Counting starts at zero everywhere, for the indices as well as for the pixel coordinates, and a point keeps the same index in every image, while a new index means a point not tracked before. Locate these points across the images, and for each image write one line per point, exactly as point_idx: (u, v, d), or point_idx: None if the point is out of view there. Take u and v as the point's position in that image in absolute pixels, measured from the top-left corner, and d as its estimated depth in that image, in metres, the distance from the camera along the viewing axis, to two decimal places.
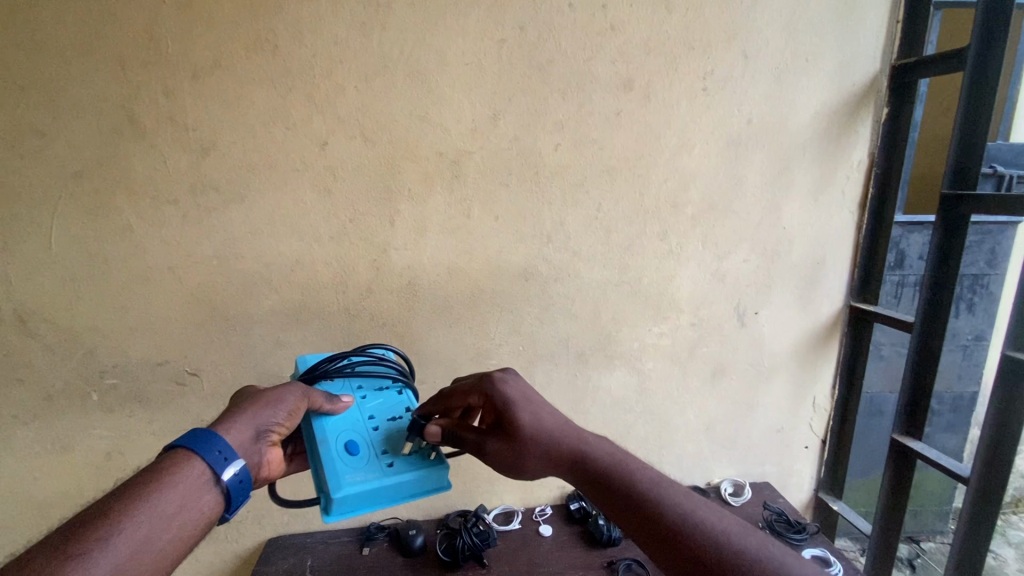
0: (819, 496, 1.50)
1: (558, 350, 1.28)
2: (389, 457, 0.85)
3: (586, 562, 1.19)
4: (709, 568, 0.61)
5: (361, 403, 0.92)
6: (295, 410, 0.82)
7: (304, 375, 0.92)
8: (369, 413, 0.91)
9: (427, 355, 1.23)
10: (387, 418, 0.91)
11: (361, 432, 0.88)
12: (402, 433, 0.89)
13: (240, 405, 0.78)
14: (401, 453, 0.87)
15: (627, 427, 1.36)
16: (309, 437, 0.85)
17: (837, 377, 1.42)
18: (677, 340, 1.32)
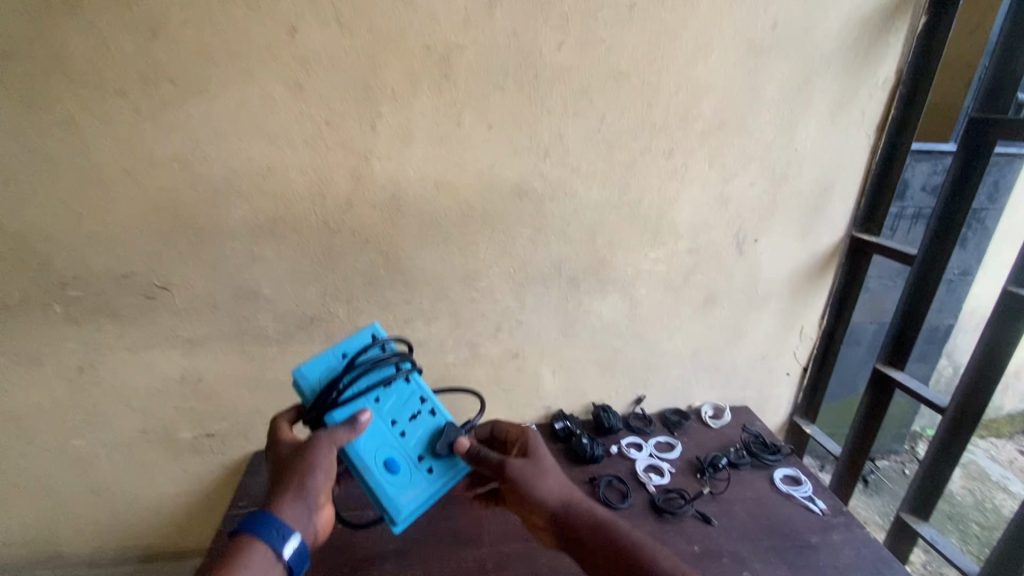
0: (793, 420, 1.55)
1: (550, 273, 1.23)
2: (426, 462, 0.87)
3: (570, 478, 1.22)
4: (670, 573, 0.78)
5: (378, 405, 0.87)
6: (331, 465, 0.78)
7: (312, 406, 0.80)
8: (390, 417, 0.88)
9: (414, 274, 1.17)
10: (409, 416, 0.89)
11: (394, 444, 0.86)
12: (431, 433, 0.89)
13: (282, 478, 0.76)
14: (434, 453, 0.88)
15: (615, 351, 1.35)
16: (345, 461, 0.83)
17: (827, 307, 1.41)
18: (674, 267, 1.27)
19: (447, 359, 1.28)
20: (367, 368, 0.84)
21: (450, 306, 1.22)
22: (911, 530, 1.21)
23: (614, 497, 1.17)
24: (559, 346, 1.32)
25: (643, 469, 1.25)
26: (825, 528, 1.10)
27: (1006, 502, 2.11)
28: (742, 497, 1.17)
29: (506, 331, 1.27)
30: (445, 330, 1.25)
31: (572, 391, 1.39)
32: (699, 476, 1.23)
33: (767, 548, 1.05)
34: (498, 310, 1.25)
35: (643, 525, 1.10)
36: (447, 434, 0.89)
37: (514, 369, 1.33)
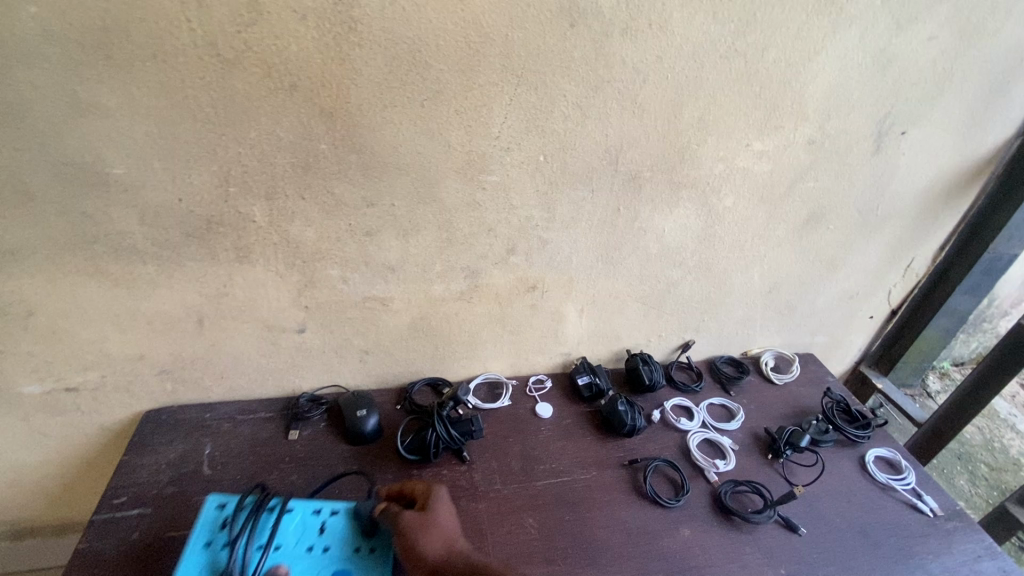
0: (858, 370, 1.25)
1: (602, 167, 0.78)
2: (364, 544, 0.67)
3: (601, 460, 0.88)
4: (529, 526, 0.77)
5: (285, 553, 0.64)
6: None
7: None
8: (304, 547, 0.65)
9: (381, 155, 0.70)
10: (317, 531, 0.67)
11: (323, 562, 0.64)
12: (347, 516, 0.68)
13: None
14: (368, 530, 0.67)
15: (670, 285, 0.96)
16: None
17: (952, 234, 1.04)
18: (781, 167, 0.84)
19: (433, 291, 0.86)
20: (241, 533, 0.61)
21: (441, 211, 0.77)
22: (1015, 523, 0.96)
23: (665, 490, 0.85)
24: (597, 275, 0.91)
25: (698, 446, 0.92)
26: (942, 537, 0.82)
27: (1012, 440, 1.95)
28: (831, 492, 0.87)
29: (523, 252, 0.85)
30: (431, 248, 0.80)
31: (603, 335, 1.01)
32: (772, 459, 0.91)
33: (874, 569, 0.76)
34: (514, 222, 0.80)
35: (707, 535, 0.79)
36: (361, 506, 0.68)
37: (528, 306, 0.92)
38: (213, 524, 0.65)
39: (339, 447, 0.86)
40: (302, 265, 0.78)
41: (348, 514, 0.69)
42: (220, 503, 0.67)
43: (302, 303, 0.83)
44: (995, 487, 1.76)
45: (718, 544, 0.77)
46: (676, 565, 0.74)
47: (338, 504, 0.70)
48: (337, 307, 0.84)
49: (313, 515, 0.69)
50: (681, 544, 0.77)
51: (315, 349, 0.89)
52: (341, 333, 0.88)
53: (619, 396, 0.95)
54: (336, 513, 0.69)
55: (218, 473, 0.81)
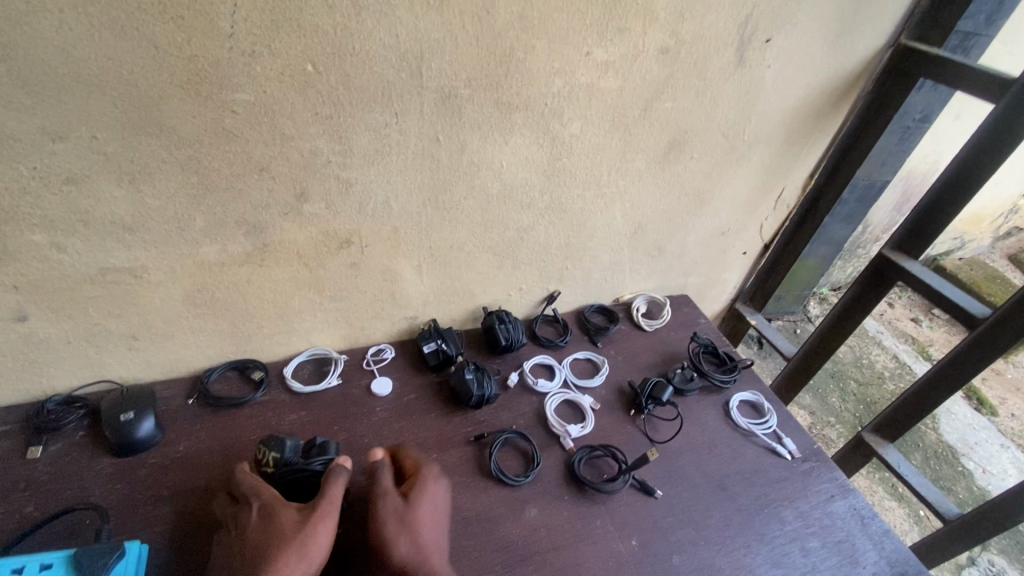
0: (735, 307, 1.21)
1: (401, 80, 0.59)
2: None
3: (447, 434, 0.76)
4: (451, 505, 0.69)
5: None
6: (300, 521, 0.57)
7: None
8: None
9: (50, 64, 0.48)
10: None
11: None
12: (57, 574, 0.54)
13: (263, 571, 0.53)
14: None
15: (522, 231, 0.82)
16: None
17: (822, 159, 0.97)
18: (633, 83, 0.70)
19: (203, 254, 0.65)
20: None
21: (180, 146, 0.56)
22: (869, 450, 0.98)
23: (513, 466, 0.74)
24: (430, 224, 0.75)
25: (555, 410, 0.83)
26: (797, 480, 0.79)
27: (878, 356, 2.10)
28: (693, 445, 0.81)
29: (320, 198, 0.66)
30: (180, 198, 0.60)
31: (451, 293, 0.86)
32: (634, 416, 0.83)
33: (725, 524, 0.72)
34: (294, 158, 0.61)
35: (555, 513, 0.70)
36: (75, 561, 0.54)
37: (347, 267, 0.75)
38: None
39: (101, 461, 0.67)
40: None
41: (65, 563, 0.54)
42: None
43: (5, 283, 0.60)
44: (861, 401, 1.90)
45: (567, 523, 0.69)
46: (515, 555, 0.64)
47: (53, 554, 0.55)
48: (63, 283, 0.62)
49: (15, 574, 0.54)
50: (525, 528, 0.67)
51: (53, 341, 0.67)
52: (86, 318, 0.66)
53: (466, 362, 0.82)
54: (47, 568, 0.54)
55: None
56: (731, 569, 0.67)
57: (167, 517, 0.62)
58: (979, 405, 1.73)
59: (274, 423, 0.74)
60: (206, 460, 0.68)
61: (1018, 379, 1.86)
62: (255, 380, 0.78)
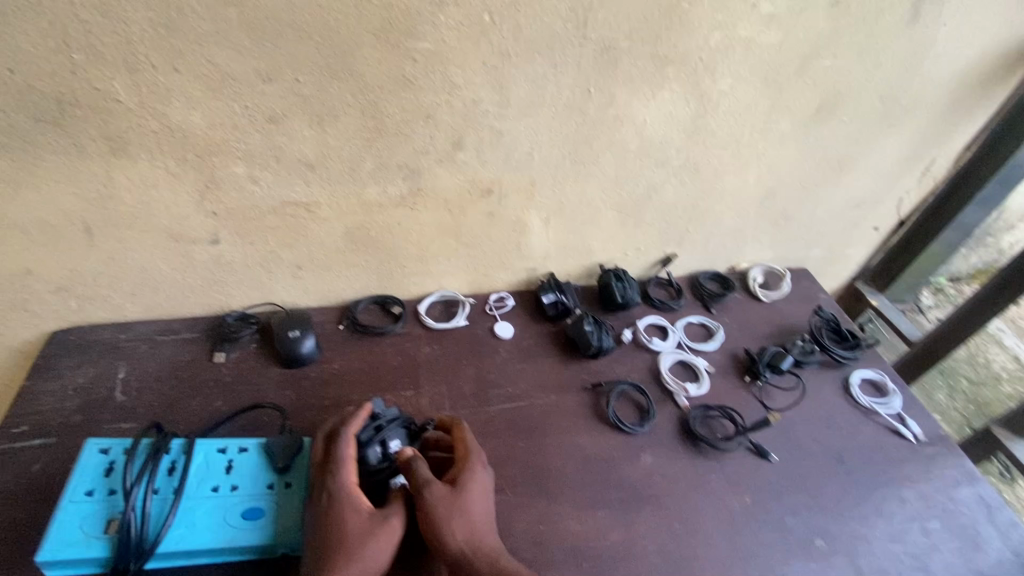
0: (853, 286, 1.15)
1: (566, 32, 0.61)
2: (275, 478, 0.62)
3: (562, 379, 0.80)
4: (575, 444, 0.73)
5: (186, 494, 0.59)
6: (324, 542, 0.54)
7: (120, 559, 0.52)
8: (213, 483, 0.60)
9: (272, 11, 0.54)
10: (225, 470, 0.61)
11: (228, 501, 0.59)
12: (256, 457, 0.63)
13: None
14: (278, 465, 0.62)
15: (651, 190, 0.82)
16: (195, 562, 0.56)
17: (986, 128, 0.89)
18: (794, 39, 0.67)
19: (366, 194, 0.72)
20: (131, 461, 0.56)
21: (363, 91, 0.61)
22: (996, 445, 0.93)
23: (628, 416, 0.77)
24: (566, 178, 0.77)
25: (669, 369, 0.84)
26: (920, 463, 0.77)
27: (997, 356, 1.92)
28: (810, 417, 0.80)
29: (472, 147, 0.70)
30: (355, 140, 0.66)
31: (572, 248, 0.89)
32: (749, 382, 0.84)
33: (843, 495, 0.72)
34: (457, 106, 0.65)
35: (668, 463, 0.72)
36: (272, 446, 0.63)
37: (485, 215, 0.79)
38: (96, 469, 0.58)
39: (271, 371, 0.77)
40: (197, 161, 0.64)
41: (260, 450, 0.64)
42: (102, 448, 0.61)
43: (209, 209, 0.69)
44: (970, 399, 1.80)
45: (681, 473, 0.71)
46: (630, 495, 0.68)
47: (247, 441, 0.65)
48: (251, 212, 0.71)
49: (218, 454, 0.63)
50: (640, 471, 0.71)
51: (237, 263, 0.77)
52: (264, 246, 0.75)
53: (585, 316, 0.85)
54: (244, 450, 0.63)
55: (132, 400, 0.72)
56: (848, 537, 0.67)
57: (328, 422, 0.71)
58: None
59: (411, 354, 0.81)
60: (355, 379, 0.77)
61: None
62: (394, 314, 0.85)
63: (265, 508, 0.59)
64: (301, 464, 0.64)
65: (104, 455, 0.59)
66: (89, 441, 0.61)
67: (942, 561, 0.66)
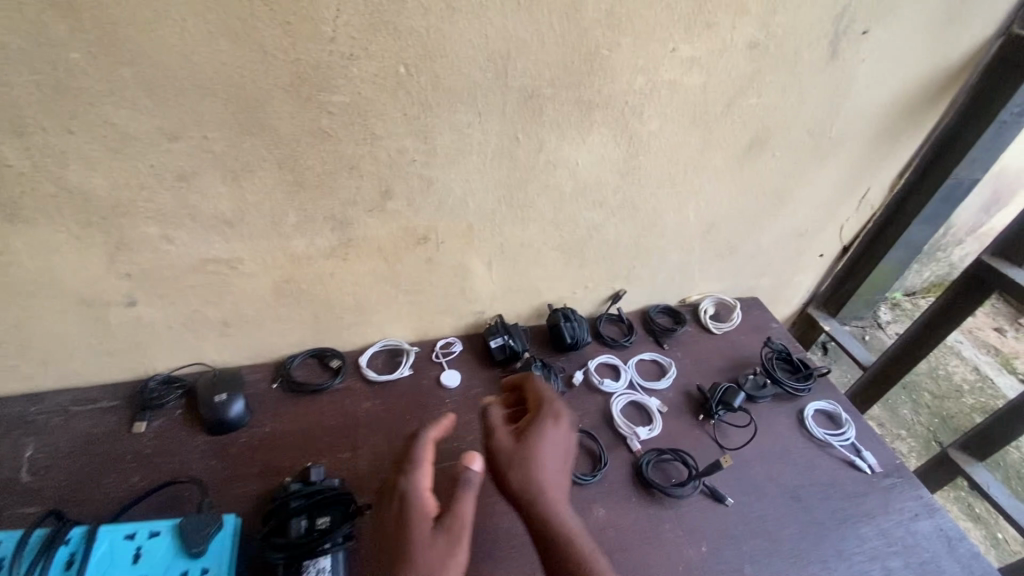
0: (806, 312, 1.16)
1: (487, 81, 0.60)
2: (188, 565, 0.57)
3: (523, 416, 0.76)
4: None
5: None
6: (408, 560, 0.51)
7: None
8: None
9: (172, 70, 0.52)
10: (132, 559, 0.56)
11: None
12: (168, 543, 0.58)
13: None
14: (192, 550, 0.57)
15: (592, 229, 0.81)
16: None
17: (915, 157, 0.91)
18: (717, 80, 0.68)
19: (293, 248, 0.69)
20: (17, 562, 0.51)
21: (279, 145, 0.59)
22: (955, 468, 0.92)
23: (580, 464, 0.74)
24: (504, 223, 0.76)
25: (622, 410, 0.82)
26: (878, 497, 0.75)
27: (957, 367, 1.95)
28: (766, 454, 0.78)
29: (402, 196, 0.68)
30: (276, 194, 0.63)
31: (519, 290, 0.87)
32: (703, 420, 0.82)
33: (801, 537, 0.69)
34: (382, 156, 0.63)
35: (622, 514, 0.69)
36: (186, 529, 0.58)
37: (423, 262, 0.76)
38: None
39: (198, 438, 0.72)
40: (104, 223, 0.60)
41: (174, 533, 0.58)
42: None
43: (122, 270, 0.65)
44: (936, 414, 1.79)
45: (635, 525, 0.68)
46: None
47: (160, 522, 0.59)
48: (169, 272, 0.67)
49: (125, 541, 0.57)
50: (592, 525, 0.67)
51: (158, 324, 0.72)
52: (188, 305, 0.71)
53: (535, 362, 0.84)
54: (156, 535, 0.58)
55: (38, 482, 0.66)
56: None
57: (257, 493, 0.66)
58: None
59: (351, 410, 0.77)
60: (289, 443, 0.72)
61: None
62: (333, 368, 0.81)
63: None
64: (219, 546, 0.58)
65: None
66: None
67: None
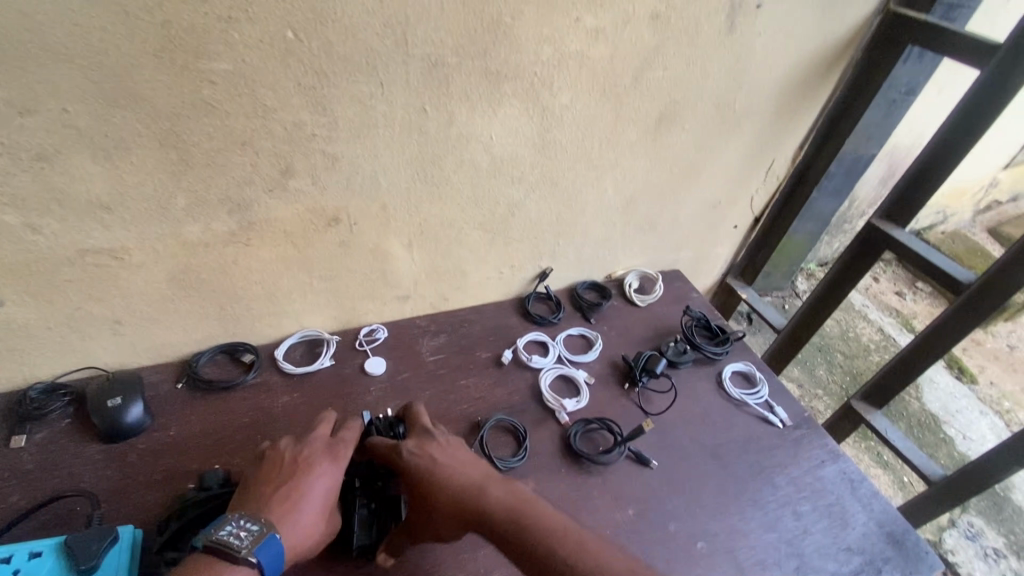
0: (725, 282, 1.21)
1: (386, 49, 0.57)
2: None
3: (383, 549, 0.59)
4: None
5: None
6: None
7: None
8: None
9: (12, 32, 0.45)
10: None
11: None
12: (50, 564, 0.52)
13: None
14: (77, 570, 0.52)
15: (513, 206, 0.80)
16: None
17: (812, 130, 0.97)
18: (623, 51, 0.69)
19: (187, 234, 0.64)
20: None
21: (156, 119, 0.54)
22: (857, 418, 1.00)
23: (504, 448, 0.73)
24: (421, 201, 0.73)
25: (550, 385, 0.82)
26: (789, 448, 0.80)
27: (864, 329, 2.13)
28: (687, 416, 0.81)
29: (305, 174, 0.64)
30: (159, 175, 0.58)
31: (443, 272, 0.85)
32: (629, 389, 0.84)
33: (721, 491, 0.72)
34: (278, 131, 0.59)
35: (552, 487, 0.70)
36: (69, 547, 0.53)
37: (336, 245, 0.73)
38: None
39: (90, 448, 0.66)
40: None
41: (59, 552, 0.53)
42: None
43: None
44: (847, 372, 1.94)
45: (563, 495, 0.69)
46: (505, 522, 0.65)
47: (43, 542, 0.54)
48: (38, 267, 0.59)
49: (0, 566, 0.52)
50: None
51: (31, 327, 0.64)
52: (66, 303, 0.64)
53: (358, 501, 0.61)
54: (37, 556, 0.53)
55: None
56: (727, 534, 0.68)
57: (161, 501, 0.62)
58: (961, 373, 1.86)
59: (266, 406, 0.73)
60: (198, 444, 0.68)
61: (997, 349, 1.97)
62: (245, 363, 0.76)
63: None
64: (111, 563, 0.54)
65: None
66: None
67: (814, 543, 0.69)
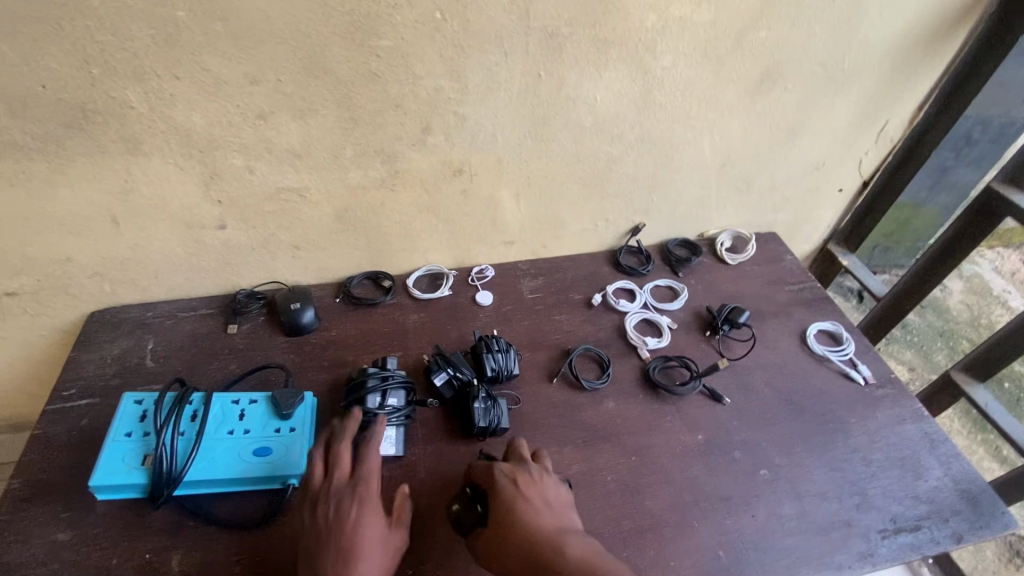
0: (826, 248, 1.20)
1: (511, 23, 0.69)
2: (278, 423, 0.73)
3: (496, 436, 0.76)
4: (544, 395, 0.81)
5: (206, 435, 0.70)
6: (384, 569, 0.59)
7: (151, 483, 0.65)
8: (228, 427, 0.71)
9: (252, 21, 0.63)
10: (239, 416, 0.73)
11: (236, 441, 0.71)
12: (267, 409, 0.74)
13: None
14: (282, 411, 0.74)
15: (612, 163, 0.89)
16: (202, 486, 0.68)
17: (934, 87, 0.93)
18: (726, 15, 0.74)
19: (350, 179, 0.81)
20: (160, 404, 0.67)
21: (337, 85, 0.70)
22: (957, 390, 0.98)
23: (590, 373, 0.85)
24: (532, 156, 0.85)
25: (635, 326, 0.92)
26: (868, 403, 0.83)
27: (1001, 316, 1.90)
28: (765, 364, 0.87)
29: (440, 131, 0.78)
30: (335, 130, 0.75)
31: (545, 223, 0.96)
32: (710, 336, 0.91)
33: (790, 432, 0.78)
34: (423, 95, 0.74)
35: (629, 408, 0.80)
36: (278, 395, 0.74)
37: (459, 193, 0.87)
38: (131, 417, 0.70)
39: (279, 340, 0.88)
40: (201, 156, 0.73)
41: (268, 401, 0.75)
42: (138, 400, 0.72)
43: (214, 197, 0.78)
44: None
45: (640, 414, 0.80)
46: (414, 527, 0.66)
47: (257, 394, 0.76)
48: (251, 200, 0.80)
49: (232, 405, 0.74)
50: (605, 415, 0.79)
51: (242, 247, 0.86)
52: (265, 230, 0.84)
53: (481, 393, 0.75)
54: (254, 402, 0.75)
55: (161, 366, 0.83)
56: (790, 467, 0.74)
57: (327, 382, 0.82)
58: None
59: (401, 322, 0.91)
60: (352, 345, 0.88)
61: None
62: (385, 288, 0.95)
63: (272, 448, 0.71)
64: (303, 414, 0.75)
65: (138, 405, 0.71)
66: (128, 395, 0.73)
67: (879, 487, 0.73)
